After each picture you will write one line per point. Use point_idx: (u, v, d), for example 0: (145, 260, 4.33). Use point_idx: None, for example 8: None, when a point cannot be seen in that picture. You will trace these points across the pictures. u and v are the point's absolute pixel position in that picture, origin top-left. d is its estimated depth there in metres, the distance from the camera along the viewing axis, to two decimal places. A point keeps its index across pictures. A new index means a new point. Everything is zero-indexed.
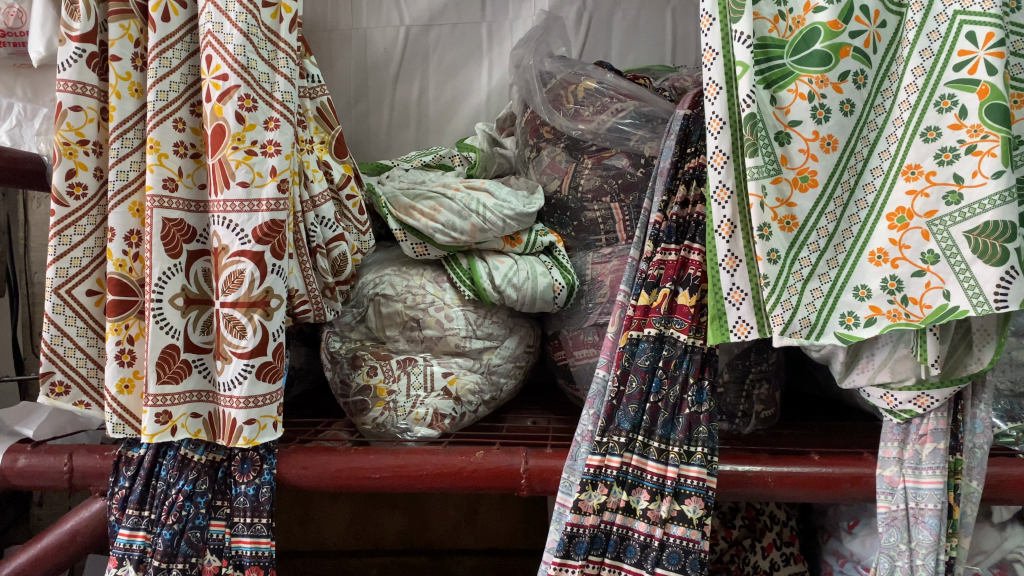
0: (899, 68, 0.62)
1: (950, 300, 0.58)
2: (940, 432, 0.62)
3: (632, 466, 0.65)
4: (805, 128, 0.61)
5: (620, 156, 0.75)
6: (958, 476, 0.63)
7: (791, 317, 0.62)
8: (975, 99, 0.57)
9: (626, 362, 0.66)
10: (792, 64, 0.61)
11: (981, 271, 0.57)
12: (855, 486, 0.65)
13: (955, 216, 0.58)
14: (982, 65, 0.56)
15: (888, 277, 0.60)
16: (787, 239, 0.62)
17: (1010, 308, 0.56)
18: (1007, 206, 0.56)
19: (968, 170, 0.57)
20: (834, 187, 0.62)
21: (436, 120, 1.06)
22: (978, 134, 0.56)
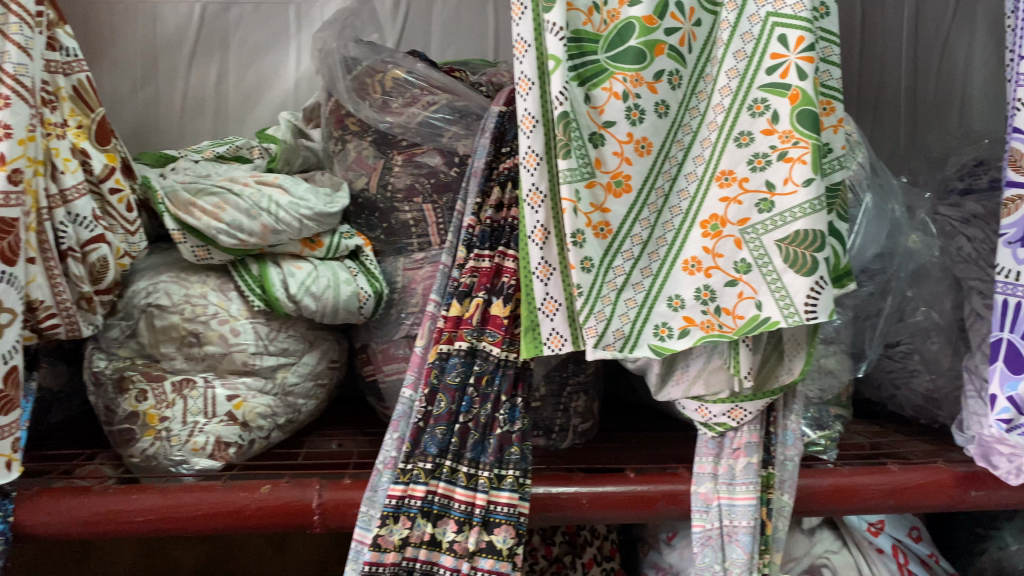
0: (713, 69, 0.59)
1: (761, 311, 0.56)
2: (752, 446, 0.61)
3: (438, 494, 0.58)
4: (619, 129, 0.58)
5: (432, 154, 0.69)
6: (770, 491, 0.62)
7: (605, 329, 0.58)
8: (786, 104, 0.55)
9: (435, 379, 0.60)
10: (606, 60, 0.58)
11: (791, 281, 0.55)
12: (670, 505, 0.62)
13: (767, 224, 0.56)
14: (794, 69, 0.55)
15: (701, 287, 0.58)
16: (601, 246, 0.58)
17: (819, 319, 0.55)
18: (817, 215, 0.55)
19: (780, 177, 0.56)
20: (648, 193, 0.59)
21: (236, 109, 0.96)
22: (789, 141, 0.55)
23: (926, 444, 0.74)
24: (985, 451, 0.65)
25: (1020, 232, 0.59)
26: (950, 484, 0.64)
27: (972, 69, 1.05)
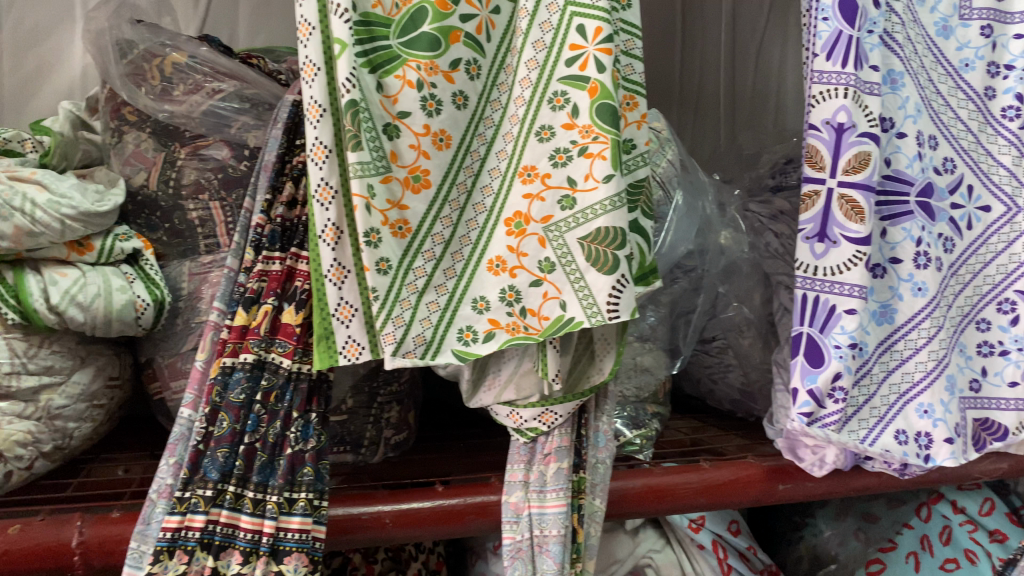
0: (514, 60, 0.57)
1: (566, 311, 0.54)
2: (563, 451, 0.59)
3: (220, 524, 0.53)
4: (415, 120, 0.53)
5: (219, 146, 0.63)
6: (581, 496, 0.60)
7: (404, 335, 0.54)
8: (585, 97, 0.53)
9: (217, 397, 0.54)
10: (398, 47, 0.53)
11: (594, 280, 0.53)
12: (480, 517, 0.59)
13: (569, 222, 0.54)
14: (592, 61, 0.53)
15: (506, 287, 0.55)
16: (400, 246, 0.53)
17: (621, 318, 0.53)
18: (617, 212, 0.53)
19: (581, 172, 0.54)
20: (449, 189, 0.55)
21: (12, 97, 0.86)
22: (589, 135, 0.53)
23: (741, 438, 0.75)
24: (792, 443, 0.65)
25: (818, 228, 0.59)
26: (759, 479, 0.64)
27: (789, 68, 1.08)
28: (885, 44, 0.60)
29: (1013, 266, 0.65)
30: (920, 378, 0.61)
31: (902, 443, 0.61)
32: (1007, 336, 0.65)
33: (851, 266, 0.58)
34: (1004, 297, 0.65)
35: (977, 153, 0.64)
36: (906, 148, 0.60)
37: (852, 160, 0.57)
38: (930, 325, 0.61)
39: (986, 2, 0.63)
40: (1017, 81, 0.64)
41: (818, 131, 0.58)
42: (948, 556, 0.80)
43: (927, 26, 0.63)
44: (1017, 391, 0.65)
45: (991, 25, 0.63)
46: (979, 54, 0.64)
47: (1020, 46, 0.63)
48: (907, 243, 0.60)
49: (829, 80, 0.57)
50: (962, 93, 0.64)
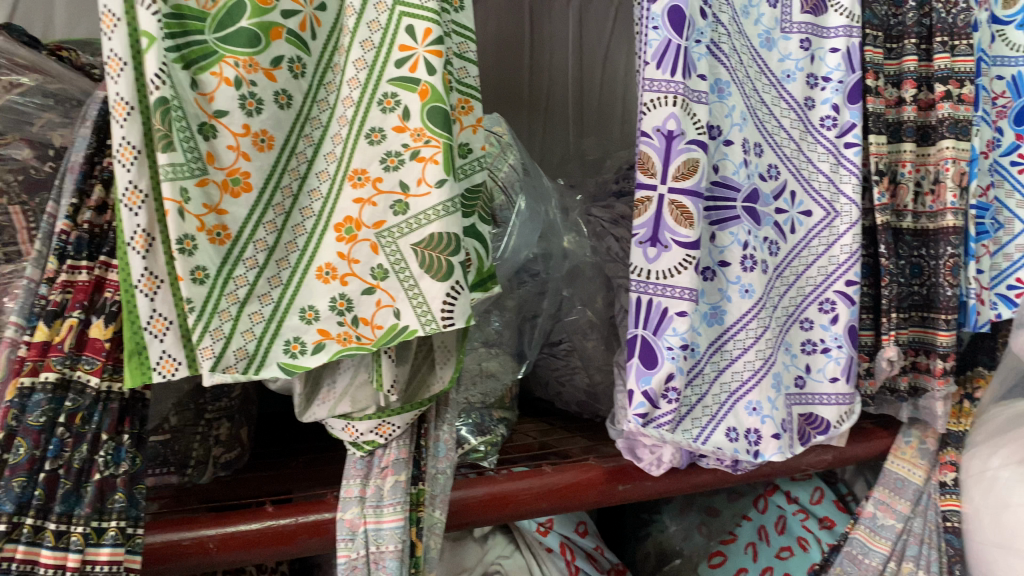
0: (341, 59, 0.52)
1: (400, 320, 0.51)
2: (401, 463, 0.57)
3: (16, 562, 0.48)
4: (233, 120, 0.48)
5: (20, 145, 0.57)
6: (421, 508, 0.58)
7: (224, 348, 0.49)
8: (416, 100, 0.49)
9: (13, 420, 0.48)
10: (214, 42, 0.47)
11: (428, 287, 0.50)
12: (312, 537, 0.57)
13: (402, 227, 0.50)
14: (422, 63, 0.49)
15: (337, 295, 0.51)
16: (219, 254, 0.48)
17: (457, 326, 0.50)
18: (450, 217, 0.49)
19: (413, 177, 0.50)
20: (272, 192, 0.50)
21: None
22: (421, 138, 0.49)
23: (585, 440, 0.75)
24: (631, 443, 0.66)
25: (650, 232, 0.58)
26: (599, 481, 0.65)
27: (631, 78, 1.12)
28: (712, 53, 0.61)
29: (832, 268, 0.67)
30: (748, 376, 0.63)
31: (733, 440, 0.62)
32: (828, 335, 0.67)
33: (682, 270, 0.58)
34: (825, 297, 0.67)
35: (799, 160, 0.66)
36: (732, 155, 0.62)
37: (681, 167, 0.57)
38: (756, 325, 0.62)
39: (805, 16, 0.65)
40: (834, 93, 0.66)
41: (650, 138, 0.58)
42: (783, 545, 0.83)
43: (752, 37, 0.64)
44: (838, 385, 0.67)
45: (810, 39, 0.65)
46: (799, 66, 0.65)
47: (835, 59, 0.66)
48: (734, 247, 0.62)
49: (659, 88, 0.57)
50: (784, 103, 0.66)
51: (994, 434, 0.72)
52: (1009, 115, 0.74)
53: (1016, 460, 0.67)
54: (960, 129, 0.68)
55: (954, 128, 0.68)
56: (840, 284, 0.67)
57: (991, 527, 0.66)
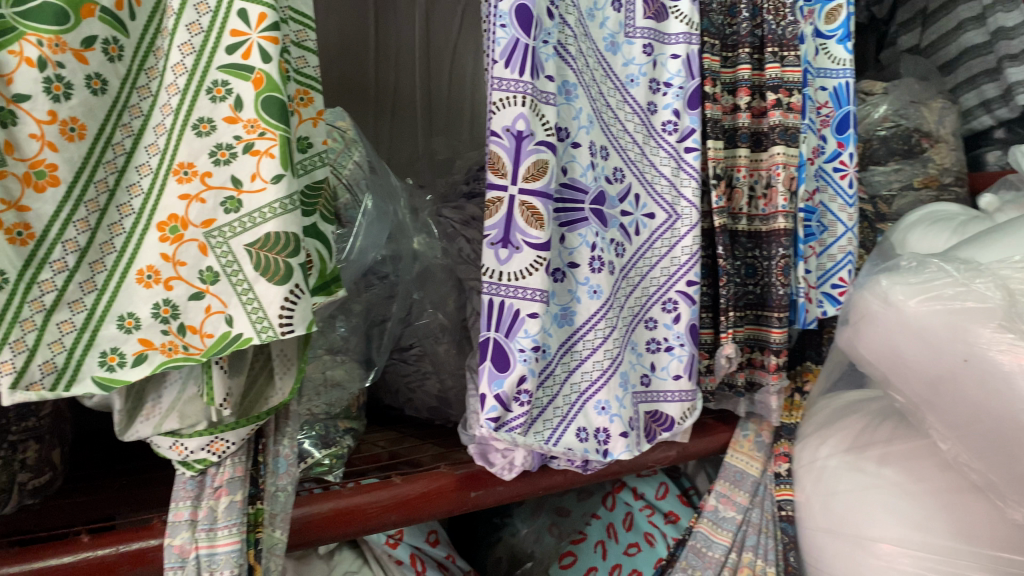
0: (165, 43, 0.46)
1: (233, 327, 0.46)
2: (236, 483, 0.52)
3: None
4: (36, 106, 0.40)
5: None
6: (258, 529, 0.54)
7: (27, 363, 0.42)
8: (249, 89, 0.45)
9: None
10: (13, 17, 0.39)
11: (263, 291, 0.46)
12: (136, 567, 0.51)
13: (234, 226, 0.46)
14: (256, 49, 0.45)
15: (161, 301, 0.45)
16: (20, 257, 0.41)
17: (296, 333, 0.46)
18: (289, 216, 0.46)
19: (246, 171, 0.46)
20: (84, 186, 0.43)
21: None
22: (254, 130, 0.46)
23: (436, 447, 0.73)
24: (483, 448, 0.64)
25: (501, 234, 0.57)
26: (450, 489, 0.63)
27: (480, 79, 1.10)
28: (559, 55, 0.60)
29: (674, 268, 0.68)
30: (597, 377, 0.62)
31: (584, 440, 0.61)
32: (671, 333, 0.68)
33: (533, 272, 0.57)
34: (668, 297, 0.68)
35: (643, 164, 0.67)
36: (580, 157, 0.62)
37: (531, 168, 0.57)
38: (604, 325, 0.62)
39: (648, 22, 0.66)
40: (675, 98, 0.67)
41: (499, 138, 0.56)
42: (630, 541, 0.84)
43: (597, 41, 0.65)
44: (680, 383, 0.67)
45: (652, 44, 0.66)
46: (642, 70, 0.66)
47: (676, 65, 0.67)
48: (583, 248, 0.61)
49: (508, 87, 0.56)
50: (628, 107, 0.66)
51: (823, 425, 0.75)
52: (831, 124, 0.78)
53: (843, 449, 0.71)
54: (790, 136, 0.72)
55: (784, 135, 0.71)
56: (681, 284, 0.68)
57: (821, 513, 0.69)
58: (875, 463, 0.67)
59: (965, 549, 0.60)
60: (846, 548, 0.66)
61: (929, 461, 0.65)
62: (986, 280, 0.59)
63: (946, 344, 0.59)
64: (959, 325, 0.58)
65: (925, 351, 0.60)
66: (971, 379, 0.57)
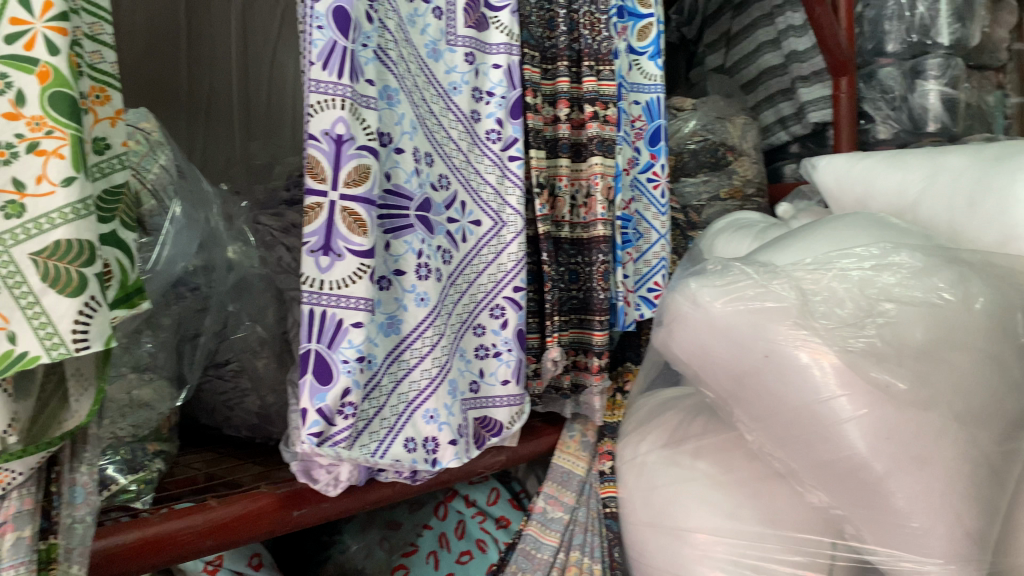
0: None
1: (16, 345, 0.41)
2: (23, 518, 0.47)
3: None
4: None
5: None
6: (51, 567, 0.49)
7: None
8: (33, 83, 0.41)
9: None
10: None
11: (53, 305, 0.42)
12: None
13: (16, 233, 0.41)
14: (41, 40, 0.41)
15: None
16: None
17: (92, 349, 0.43)
18: (82, 222, 0.42)
19: (30, 173, 0.41)
20: None
21: None
22: (40, 128, 0.41)
23: (257, 467, 0.70)
24: (307, 465, 0.60)
25: (322, 241, 0.55)
26: (271, 509, 0.60)
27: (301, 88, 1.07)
28: (379, 59, 0.59)
29: (501, 275, 0.68)
30: (425, 386, 0.61)
31: (411, 450, 0.60)
32: (499, 339, 0.68)
33: (357, 280, 0.55)
34: (495, 303, 0.68)
35: (467, 171, 0.67)
36: (403, 163, 0.60)
37: (353, 172, 0.55)
38: (432, 333, 0.61)
39: (469, 31, 0.66)
40: (497, 107, 0.68)
41: (318, 141, 0.54)
42: (462, 549, 0.84)
43: (419, 47, 0.64)
44: (509, 387, 0.68)
45: (473, 53, 0.67)
46: (465, 79, 0.66)
47: (497, 75, 0.68)
48: (409, 255, 0.60)
49: (326, 90, 0.54)
50: (452, 115, 0.66)
51: (642, 423, 0.78)
52: (645, 136, 0.82)
53: (661, 445, 0.74)
54: (607, 147, 0.74)
55: (601, 146, 0.74)
56: (508, 290, 0.68)
57: (642, 508, 0.72)
58: (690, 457, 0.71)
59: (772, 533, 0.64)
60: (665, 540, 0.69)
61: (737, 452, 0.69)
62: (781, 282, 0.64)
63: (749, 341, 0.63)
64: (761, 324, 0.63)
65: (731, 347, 0.64)
66: (772, 373, 0.62)
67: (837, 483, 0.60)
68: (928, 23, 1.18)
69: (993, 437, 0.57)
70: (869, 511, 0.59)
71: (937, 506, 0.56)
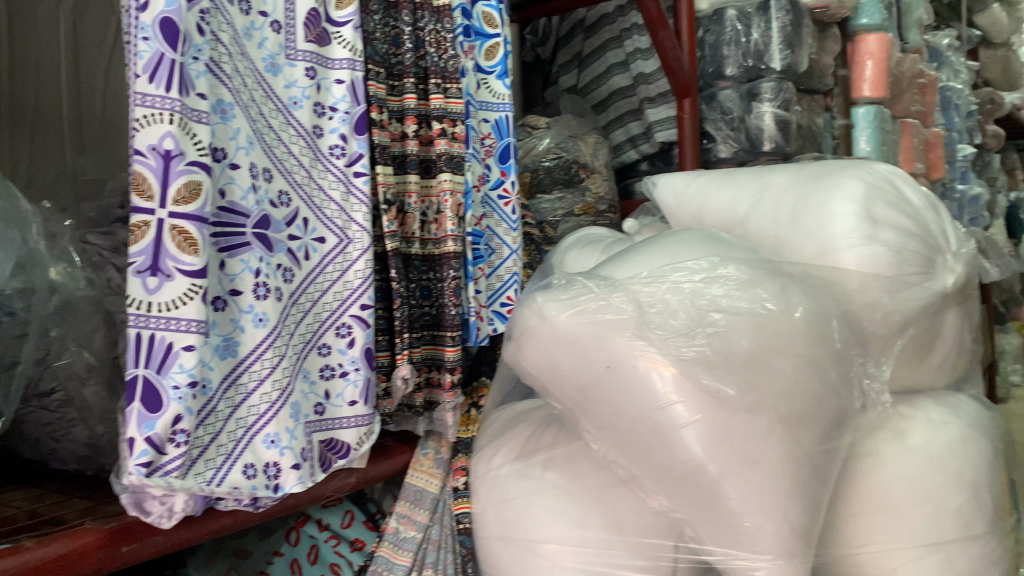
0: None
1: None
2: None
3: None
4: None
5: None
6: None
7: None
8: None
9: None
10: None
11: None
12: None
13: None
14: None
15: None
16: None
17: None
18: None
19: None
20: None
21: None
22: None
23: (84, 501, 0.66)
24: (137, 497, 0.57)
25: (150, 261, 0.52)
26: (95, 546, 0.56)
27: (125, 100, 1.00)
28: (211, 72, 0.57)
29: (347, 293, 0.67)
30: (265, 410, 0.59)
31: (251, 477, 0.58)
32: (345, 358, 0.67)
33: (188, 301, 0.53)
34: (342, 322, 0.67)
35: (310, 188, 0.66)
36: (239, 179, 0.59)
37: (183, 189, 0.53)
38: (272, 354, 0.60)
39: (309, 45, 0.65)
40: (341, 123, 0.67)
41: (144, 157, 0.52)
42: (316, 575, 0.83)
43: (256, 61, 0.62)
44: (356, 408, 0.67)
45: (314, 68, 0.66)
46: (305, 94, 0.65)
47: (341, 90, 0.67)
48: (246, 274, 0.59)
49: (154, 104, 0.52)
50: (292, 130, 0.65)
51: (495, 436, 0.79)
52: (495, 154, 0.83)
53: (512, 458, 0.74)
54: (455, 164, 0.75)
55: (449, 163, 0.74)
56: (355, 308, 0.67)
57: (494, 521, 0.73)
58: (540, 468, 0.72)
59: (617, 539, 0.66)
60: (516, 552, 0.70)
61: (584, 462, 0.71)
62: (621, 295, 0.67)
63: (590, 352, 0.65)
64: (602, 335, 0.65)
65: (574, 358, 0.67)
66: (612, 383, 0.64)
67: (675, 487, 0.63)
68: (761, 48, 1.26)
69: (813, 437, 0.61)
70: (706, 513, 0.62)
71: (767, 505, 0.59)
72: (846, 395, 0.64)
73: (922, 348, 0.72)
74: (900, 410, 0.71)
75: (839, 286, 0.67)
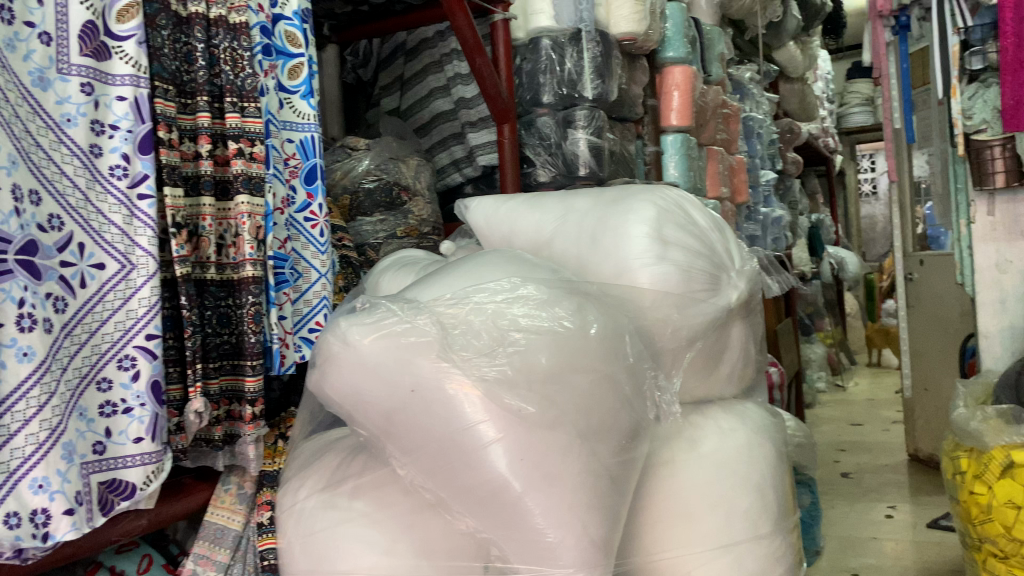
0: None
1: None
2: None
3: None
4: None
5: None
6: None
7: None
8: None
9: None
10: None
11: None
12: None
13: None
14: None
15: None
16: None
17: None
18: None
19: None
20: None
21: None
22: None
23: None
24: None
25: None
26: None
27: None
28: None
29: (130, 322, 0.63)
30: (32, 452, 0.54)
31: (13, 527, 0.53)
32: (129, 393, 0.63)
33: None
34: (124, 353, 0.63)
35: (86, 211, 0.61)
36: None
37: None
38: (39, 392, 0.54)
39: (85, 60, 0.62)
40: (123, 141, 0.64)
41: None
42: None
43: (21, 74, 0.58)
44: (142, 445, 0.63)
45: (91, 84, 0.62)
46: (80, 110, 0.61)
47: (122, 108, 0.64)
48: (7, 304, 0.53)
49: None
50: (65, 148, 0.60)
51: (302, 467, 0.76)
52: (300, 175, 0.81)
53: (319, 488, 0.72)
54: (254, 185, 0.73)
55: (247, 184, 0.72)
56: (139, 338, 0.63)
57: (301, 555, 0.70)
58: (347, 498, 0.70)
59: (425, 564, 0.66)
60: None
61: (391, 488, 0.70)
62: (425, 318, 0.66)
63: (396, 376, 0.64)
64: (407, 358, 0.64)
65: (378, 384, 0.65)
66: (418, 407, 0.63)
67: (481, 507, 0.62)
68: (574, 78, 1.31)
69: (610, 450, 0.63)
70: (511, 531, 0.61)
71: (566, 519, 0.60)
72: (639, 407, 0.67)
73: (710, 360, 0.76)
74: (691, 419, 0.75)
75: (633, 304, 0.71)
